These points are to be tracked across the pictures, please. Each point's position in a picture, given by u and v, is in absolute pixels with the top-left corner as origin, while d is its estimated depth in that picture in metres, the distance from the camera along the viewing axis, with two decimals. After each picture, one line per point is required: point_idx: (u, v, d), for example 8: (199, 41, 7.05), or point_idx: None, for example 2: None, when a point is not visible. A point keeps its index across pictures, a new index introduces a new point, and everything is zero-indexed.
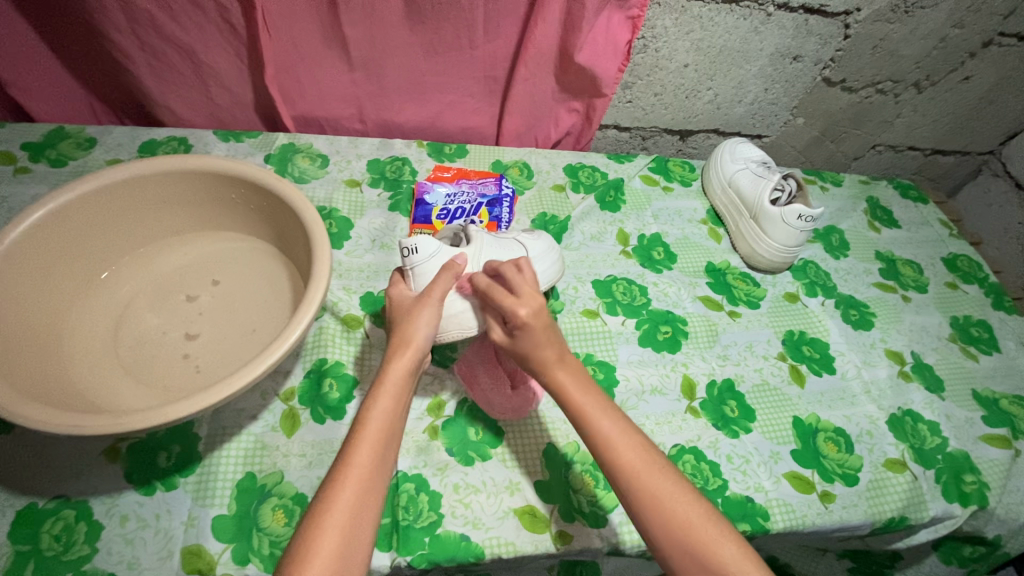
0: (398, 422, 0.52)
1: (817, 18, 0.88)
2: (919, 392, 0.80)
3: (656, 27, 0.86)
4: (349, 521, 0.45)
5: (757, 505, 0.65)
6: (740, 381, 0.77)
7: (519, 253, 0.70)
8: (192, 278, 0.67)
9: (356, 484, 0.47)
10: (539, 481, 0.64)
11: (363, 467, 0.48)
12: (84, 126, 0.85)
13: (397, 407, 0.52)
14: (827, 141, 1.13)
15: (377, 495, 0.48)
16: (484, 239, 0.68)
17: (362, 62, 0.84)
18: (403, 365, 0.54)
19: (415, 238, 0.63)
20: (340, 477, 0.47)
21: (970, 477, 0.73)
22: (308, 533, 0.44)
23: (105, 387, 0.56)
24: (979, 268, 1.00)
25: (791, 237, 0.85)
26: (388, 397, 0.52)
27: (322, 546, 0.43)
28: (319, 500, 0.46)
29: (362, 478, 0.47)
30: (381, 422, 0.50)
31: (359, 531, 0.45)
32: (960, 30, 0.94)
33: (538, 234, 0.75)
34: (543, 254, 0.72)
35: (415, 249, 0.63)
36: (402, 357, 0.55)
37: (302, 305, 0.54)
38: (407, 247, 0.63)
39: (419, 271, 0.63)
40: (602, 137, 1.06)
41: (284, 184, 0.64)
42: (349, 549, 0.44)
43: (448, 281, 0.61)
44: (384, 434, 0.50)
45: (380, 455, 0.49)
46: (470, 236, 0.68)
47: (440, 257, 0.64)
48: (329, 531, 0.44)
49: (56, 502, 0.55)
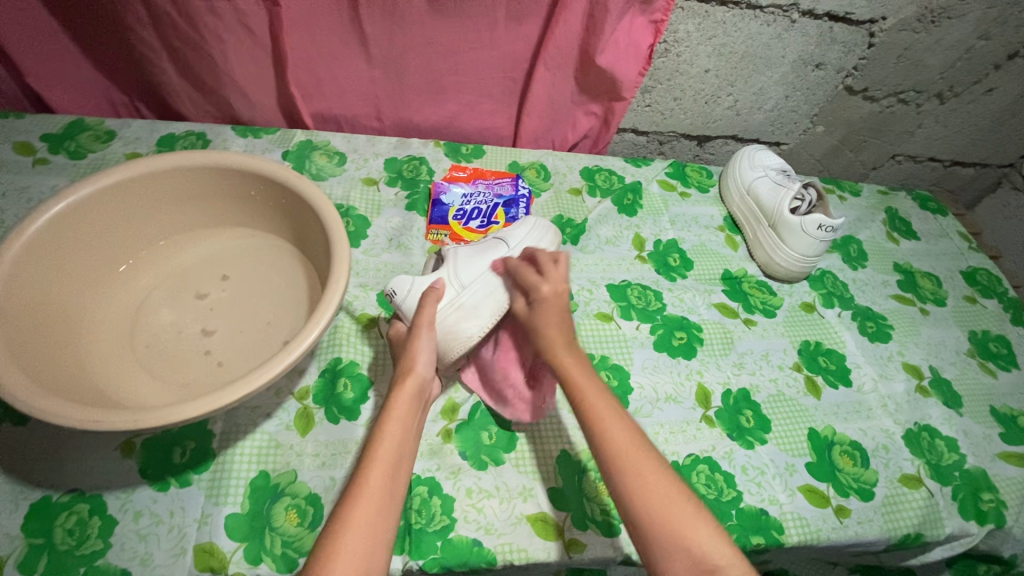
0: (408, 444, 0.53)
1: (841, 26, 0.87)
2: (936, 408, 0.79)
3: (679, 31, 0.85)
4: (368, 532, 0.46)
5: (772, 518, 0.65)
6: (756, 391, 0.76)
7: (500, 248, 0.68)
8: (205, 274, 0.67)
9: (374, 496, 0.48)
10: (553, 487, 0.64)
11: (379, 479, 0.49)
12: (103, 119, 0.85)
13: (406, 428, 0.54)
14: (846, 150, 1.11)
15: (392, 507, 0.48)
16: (455, 254, 0.67)
17: (381, 60, 0.83)
18: (409, 390, 0.56)
19: (392, 283, 0.65)
20: (359, 488, 0.48)
21: (987, 495, 0.73)
22: (330, 542, 0.45)
23: (122, 382, 0.56)
24: (998, 283, 0.99)
25: (811, 247, 0.84)
26: (397, 419, 0.54)
27: (344, 555, 0.44)
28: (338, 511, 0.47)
29: (379, 490, 0.48)
30: (394, 441, 0.52)
31: (380, 541, 0.46)
32: (986, 42, 0.93)
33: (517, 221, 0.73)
34: (526, 236, 0.70)
35: (394, 291, 0.65)
36: (406, 383, 0.57)
37: (322, 304, 0.54)
38: (388, 292, 0.65)
39: (405, 307, 0.64)
40: (619, 141, 1.05)
41: (304, 181, 0.64)
42: (370, 558, 0.44)
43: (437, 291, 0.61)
44: (395, 452, 0.51)
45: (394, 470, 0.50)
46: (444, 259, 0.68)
47: (419, 285, 0.64)
48: (351, 538, 0.45)
49: (71, 496, 0.55)
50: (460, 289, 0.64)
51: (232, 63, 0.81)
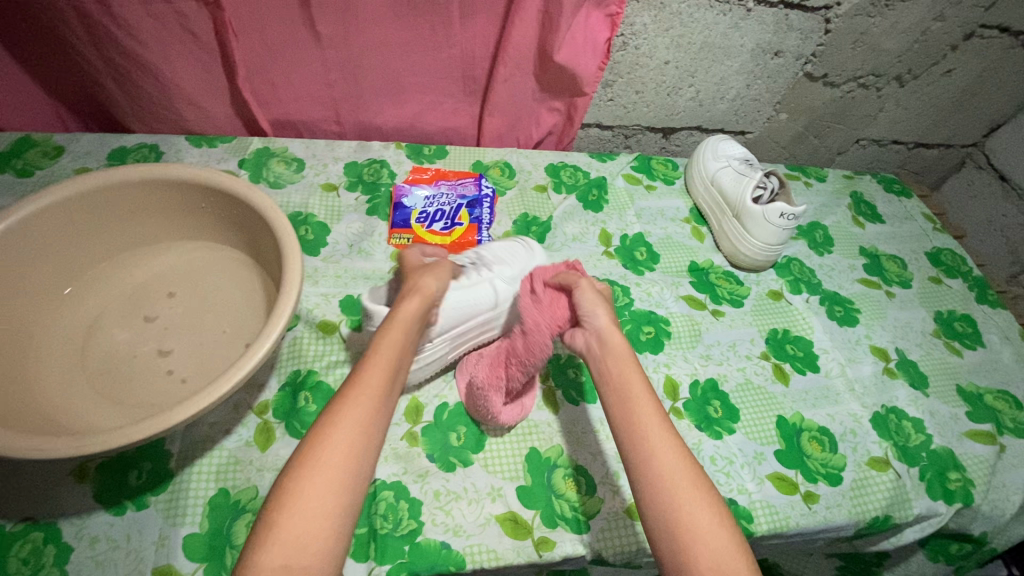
0: (393, 392, 0.48)
1: (797, 13, 0.87)
2: (903, 389, 0.80)
3: (635, 24, 0.85)
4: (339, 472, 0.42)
5: (740, 508, 0.65)
6: (724, 381, 0.76)
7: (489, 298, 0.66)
8: (149, 293, 0.65)
9: (348, 457, 0.43)
10: (521, 487, 0.63)
11: (354, 433, 0.44)
12: (51, 135, 0.84)
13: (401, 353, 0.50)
14: (811, 136, 1.12)
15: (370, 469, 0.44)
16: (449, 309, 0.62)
17: (336, 63, 0.82)
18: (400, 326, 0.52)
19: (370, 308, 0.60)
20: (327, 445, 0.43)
21: (955, 474, 0.73)
22: (285, 508, 0.40)
23: (71, 406, 0.55)
24: (963, 262, 1.00)
25: (775, 235, 0.84)
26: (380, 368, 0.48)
27: (304, 527, 0.40)
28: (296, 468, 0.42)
29: (351, 450, 0.43)
30: (377, 392, 0.47)
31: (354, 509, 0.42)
32: (941, 23, 0.94)
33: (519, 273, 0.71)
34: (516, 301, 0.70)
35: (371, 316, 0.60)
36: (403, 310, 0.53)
37: (274, 314, 0.53)
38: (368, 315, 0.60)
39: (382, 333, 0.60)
40: (584, 136, 1.04)
41: (254, 191, 0.62)
42: (339, 529, 0.41)
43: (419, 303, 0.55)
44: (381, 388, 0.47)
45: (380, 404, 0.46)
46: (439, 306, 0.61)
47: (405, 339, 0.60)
48: (314, 501, 0.41)
49: (24, 525, 0.54)
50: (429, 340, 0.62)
51: (180, 73, 0.79)
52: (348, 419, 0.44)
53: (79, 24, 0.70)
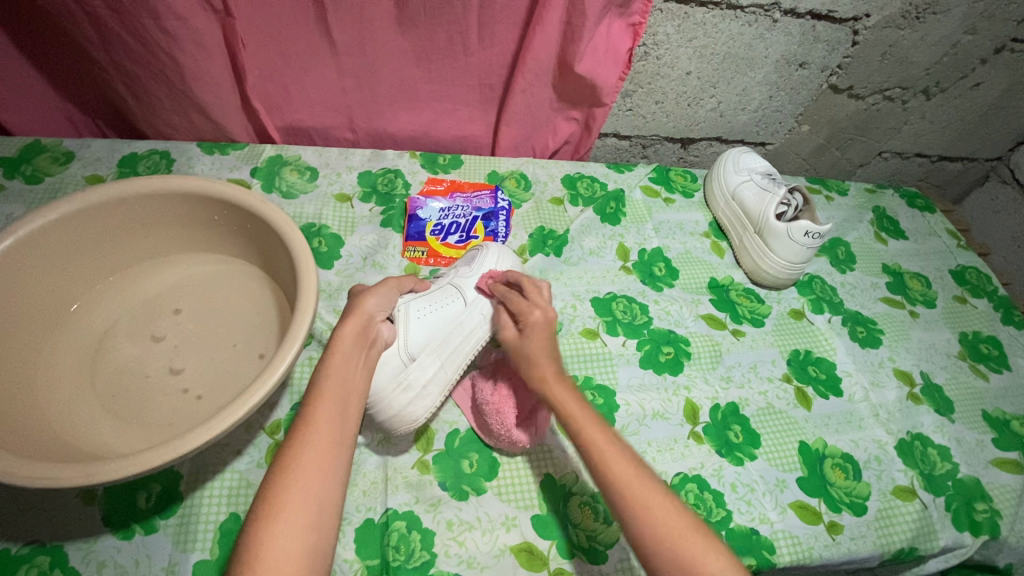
0: (347, 426, 0.49)
1: (824, 25, 0.85)
2: (928, 415, 0.78)
3: (658, 34, 0.82)
4: (314, 481, 0.44)
5: (762, 538, 0.63)
6: (745, 405, 0.74)
7: (456, 304, 0.66)
8: (156, 308, 0.63)
9: (308, 496, 0.43)
10: (536, 516, 0.62)
11: (311, 472, 0.44)
12: (61, 139, 0.82)
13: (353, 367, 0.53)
14: (833, 149, 1.09)
15: (332, 505, 0.44)
16: (408, 313, 0.62)
17: (351, 70, 0.80)
18: (343, 355, 0.53)
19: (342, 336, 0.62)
20: (285, 486, 0.43)
21: (981, 505, 0.71)
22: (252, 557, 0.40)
23: (78, 427, 0.54)
24: (988, 281, 0.97)
25: (798, 253, 0.83)
26: (330, 402, 0.49)
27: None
28: (258, 517, 0.42)
29: (311, 490, 0.44)
30: (330, 428, 0.47)
31: (324, 542, 0.43)
32: (972, 36, 0.91)
33: (474, 266, 0.71)
34: (482, 290, 0.68)
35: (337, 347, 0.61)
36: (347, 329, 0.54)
37: (288, 336, 0.51)
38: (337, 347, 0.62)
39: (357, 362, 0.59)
40: (601, 145, 1.02)
41: (268, 206, 0.61)
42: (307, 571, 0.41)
43: (355, 323, 0.55)
44: (340, 401, 0.49)
45: (342, 416, 0.49)
46: (395, 313, 0.62)
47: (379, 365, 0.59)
48: (279, 544, 0.41)
49: (30, 548, 0.53)
50: (409, 363, 0.61)
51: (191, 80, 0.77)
52: (305, 458, 0.45)
53: (89, 30, 0.69)
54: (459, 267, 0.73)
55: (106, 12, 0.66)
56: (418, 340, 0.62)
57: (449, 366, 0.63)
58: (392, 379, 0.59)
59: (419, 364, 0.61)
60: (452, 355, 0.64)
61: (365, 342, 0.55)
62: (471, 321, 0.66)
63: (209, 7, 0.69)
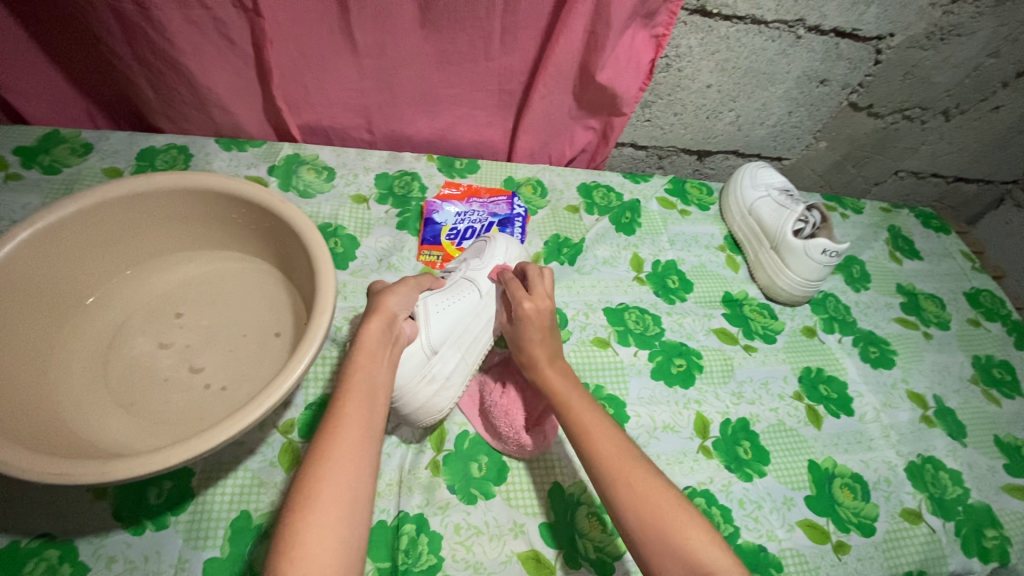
0: (374, 420, 0.49)
1: (848, 42, 0.85)
2: (940, 439, 0.78)
3: (681, 46, 0.82)
4: (346, 470, 0.44)
5: (770, 555, 0.63)
6: (756, 421, 0.74)
7: (473, 296, 0.66)
8: (164, 307, 0.63)
9: (340, 490, 0.43)
10: (544, 524, 0.61)
11: (343, 467, 0.44)
12: (80, 130, 0.83)
13: (376, 362, 0.52)
14: (849, 166, 1.09)
15: (363, 497, 0.44)
16: (429, 308, 0.62)
17: (372, 71, 0.80)
18: (367, 351, 0.52)
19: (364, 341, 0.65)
20: (318, 481, 0.43)
21: (991, 532, 0.71)
22: (286, 550, 0.40)
23: (92, 422, 0.53)
24: (1001, 305, 0.97)
25: (814, 271, 0.83)
26: (356, 397, 0.49)
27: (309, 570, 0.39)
28: (289, 509, 0.42)
29: (343, 483, 0.44)
30: (357, 423, 0.47)
31: (355, 533, 0.43)
32: (995, 59, 0.91)
33: (485, 258, 0.71)
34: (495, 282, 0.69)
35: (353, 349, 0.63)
36: (370, 322, 0.54)
37: (306, 338, 0.50)
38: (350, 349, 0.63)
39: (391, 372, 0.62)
40: (618, 155, 1.02)
41: (288, 207, 0.61)
42: (342, 562, 0.41)
43: (375, 320, 0.55)
44: (366, 396, 0.49)
45: (368, 409, 0.49)
46: (415, 310, 0.61)
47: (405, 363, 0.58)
48: (315, 532, 0.41)
49: (40, 542, 0.52)
50: (431, 356, 0.61)
51: (213, 76, 0.77)
52: (336, 448, 0.45)
53: (114, 23, 0.69)
54: (469, 257, 0.72)
55: (133, 5, 0.66)
56: (439, 333, 0.62)
57: (467, 356, 0.65)
58: (416, 375, 0.59)
59: (440, 356, 0.61)
60: (469, 346, 0.65)
61: (384, 338, 0.55)
62: (486, 312, 0.67)
63: (241, 6, 0.69)
